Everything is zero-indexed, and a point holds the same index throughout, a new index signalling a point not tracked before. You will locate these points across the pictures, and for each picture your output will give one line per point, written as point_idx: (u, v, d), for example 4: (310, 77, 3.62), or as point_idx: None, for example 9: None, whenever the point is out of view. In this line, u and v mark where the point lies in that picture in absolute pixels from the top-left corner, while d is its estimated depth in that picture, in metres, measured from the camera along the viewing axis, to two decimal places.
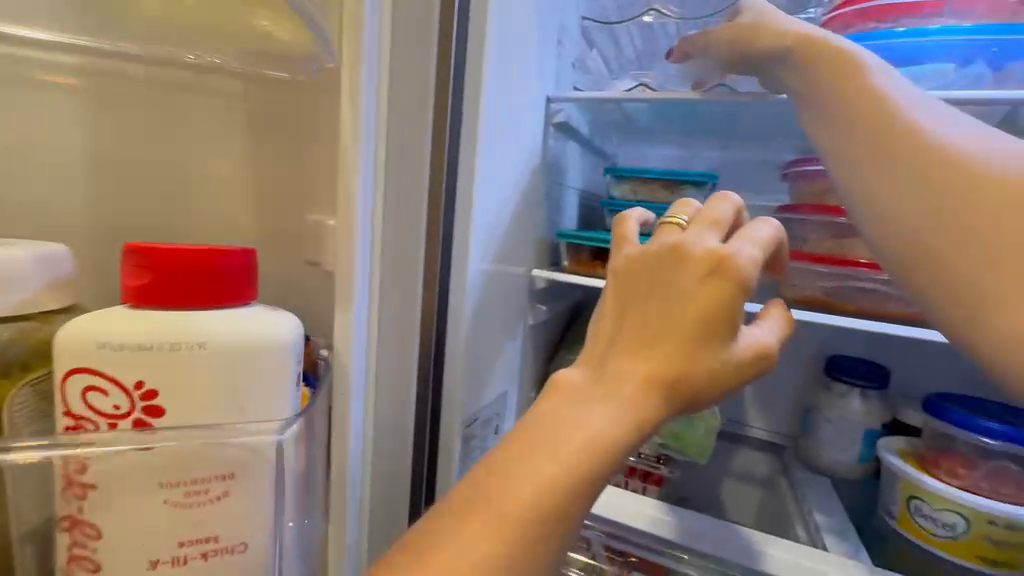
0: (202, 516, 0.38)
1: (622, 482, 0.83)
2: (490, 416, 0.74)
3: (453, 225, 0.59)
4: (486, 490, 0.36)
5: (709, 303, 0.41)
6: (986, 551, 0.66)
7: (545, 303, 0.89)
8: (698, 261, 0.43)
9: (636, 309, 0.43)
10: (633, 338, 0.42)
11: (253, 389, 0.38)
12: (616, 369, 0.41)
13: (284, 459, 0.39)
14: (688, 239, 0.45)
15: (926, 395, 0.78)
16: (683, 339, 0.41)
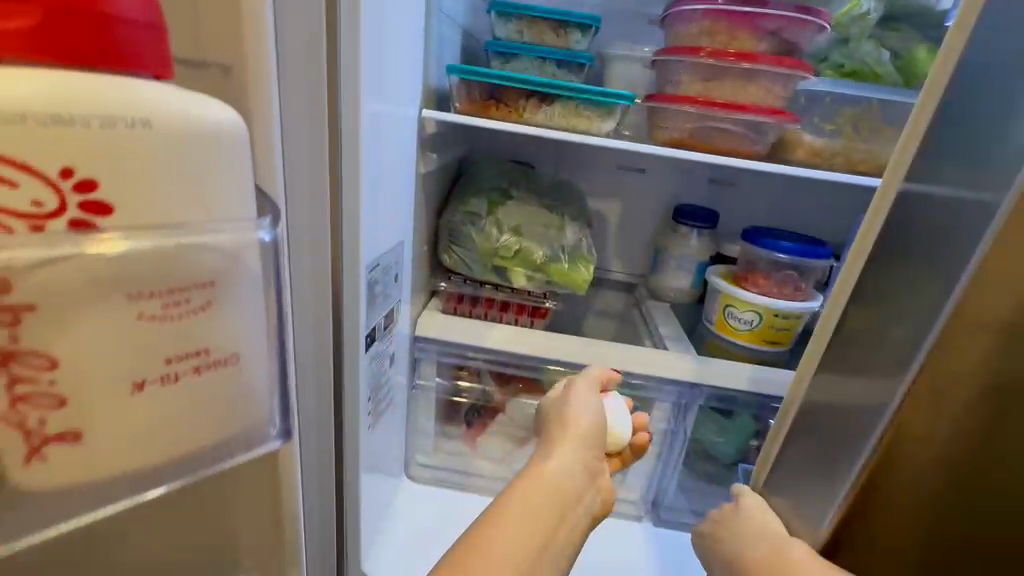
0: (187, 327, 0.26)
1: (513, 319, 0.94)
2: (393, 265, 0.73)
3: (340, 32, 0.49)
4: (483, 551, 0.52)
5: (563, 476, 0.62)
6: (768, 333, 0.98)
7: (435, 152, 0.84)
8: (567, 496, 0.61)
9: (557, 418, 0.69)
10: (555, 437, 0.66)
11: (221, 175, 0.26)
12: (519, 500, 0.58)
13: (274, 261, 0.29)
14: (563, 474, 0.62)
15: (746, 228, 1.03)
16: (581, 437, 0.66)
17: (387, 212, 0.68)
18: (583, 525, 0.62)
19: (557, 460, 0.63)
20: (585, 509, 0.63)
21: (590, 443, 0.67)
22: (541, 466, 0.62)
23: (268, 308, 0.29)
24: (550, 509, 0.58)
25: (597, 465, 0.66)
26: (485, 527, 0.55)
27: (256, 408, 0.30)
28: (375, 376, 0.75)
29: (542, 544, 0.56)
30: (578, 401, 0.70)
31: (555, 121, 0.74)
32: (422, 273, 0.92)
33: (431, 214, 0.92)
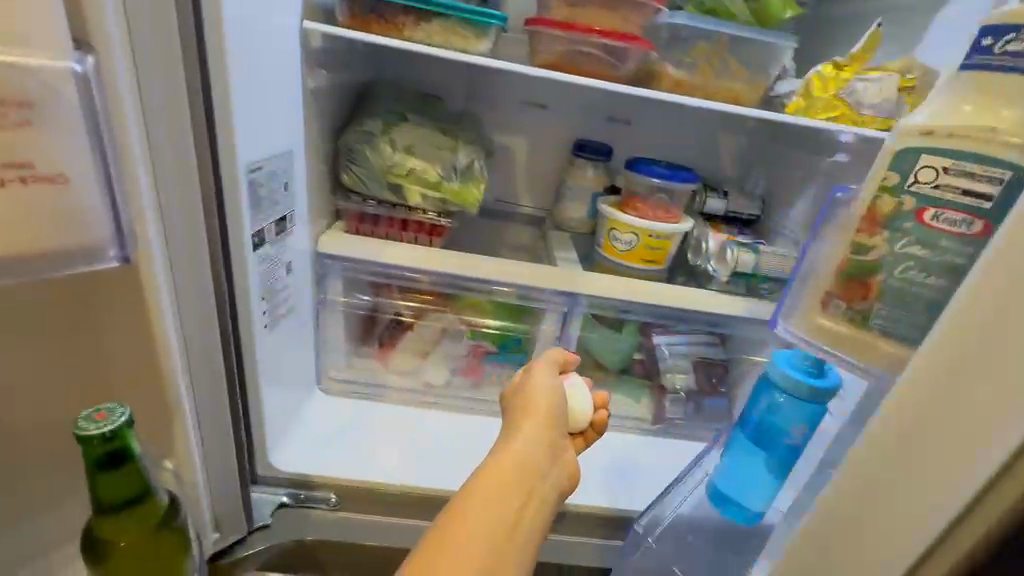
0: (7, 141, 0.35)
1: (412, 238, 1.01)
2: (280, 173, 0.77)
3: None
4: (455, 537, 0.54)
5: (529, 454, 0.65)
6: (645, 253, 1.11)
7: (325, 68, 0.87)
8: (534, 476, 0.63)
9: (520, 404, 0.72)
10: (519, 420, 0.69)
11: (25, 15, 0.33)
12: (485, 484, 0.60)
13: (89, 97, 0.36)
14: (529, 453, 0.65)
15: (631, 157, 1.14)
16: (545, 418, 0.70)
17: (270, 118, 0.72)
18: (551, 501, 0.65)
19: (522, 443, 0.66)
20: (551, 488, 0.65)
21: (552, 421, 0.70)
22: (509, 449, 0.65)
23: (94, 150, 0.38)
24: (516, 485, 0.61)
25: (558, 442, 0.69)
26: (454, 512, 0.57)
27: (89, 233, 0.39)
28: (269, 278, 0.79)
29: (513, 522, 0.58)
30: (542, 384, 0.74)
31: (435, 40, 0.78)
32: (321, 191, 0.96)
33: (329, 134, 0.95)
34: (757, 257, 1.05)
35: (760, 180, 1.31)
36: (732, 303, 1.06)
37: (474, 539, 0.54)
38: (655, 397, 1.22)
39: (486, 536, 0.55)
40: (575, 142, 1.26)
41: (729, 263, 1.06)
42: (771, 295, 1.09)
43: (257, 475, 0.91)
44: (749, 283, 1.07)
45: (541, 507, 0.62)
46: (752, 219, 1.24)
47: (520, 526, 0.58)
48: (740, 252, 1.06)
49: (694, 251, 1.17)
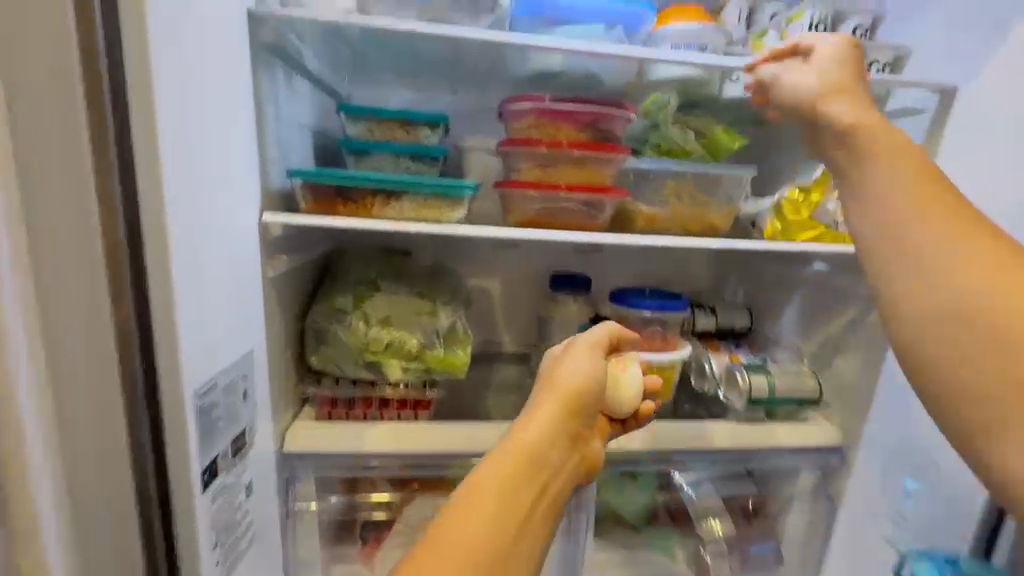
0: None
1: (394, 415, 0.88)
2: (237, 383, 0.66)
3: (132, 167, 0.47)
4: (445, 531, 0.45)
5: (548, 439, 0.58)
6: (648, 388, 1.03)
7: (287, 252, 0.80)
8: (548, 465, 0.56)
9: (546, 382, 0.66)
10: (543, 399, 0.63)
11: None
12: (492, 470, 0.53)
13: None
14: (543, 434, 0.58)
15: (615, 288, 1.11)
16: (572, 398, 0.63)
17: (224, 329, 0.62)
18: (563, 496, 0.57)
19: (541, 425, 0.60)
20: (565, 485, 0.58)
21: (580, 403, 0.64)
22: (524, 431, 0.58)
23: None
24: (530, 469, 0.55)
25: (580, 432, 0.63)
26: (455, 503, 0.48)
27: None
28: (224, 515, 0.64)
29: (526, 513, 0.50)
30: (579, 359, 0.69)
31: (405, 215, 0.74)
32: (286, 381, 0.84)
33: (293, 316, 0.86)
34: (770, 378, 0.98)
35: (740, 289, 1.30)
36: (755, 433, 0.97)
37: (484, 522, 0.47)
38: (692, 548, 1.06)
39: (493, 511, 0.48)
40: (552, 277, 1.23)
41: (743, 389, 0.97)
42: (793, 415, 1.01)
43: None
44: (767, 407, 0.99)
45: (554, 502, 0.55)
46: (745, 330, 1.20)
47: (532, 513, 0.51)
48: (752, 375, 0.98)
49: (697, 375, 1.09)
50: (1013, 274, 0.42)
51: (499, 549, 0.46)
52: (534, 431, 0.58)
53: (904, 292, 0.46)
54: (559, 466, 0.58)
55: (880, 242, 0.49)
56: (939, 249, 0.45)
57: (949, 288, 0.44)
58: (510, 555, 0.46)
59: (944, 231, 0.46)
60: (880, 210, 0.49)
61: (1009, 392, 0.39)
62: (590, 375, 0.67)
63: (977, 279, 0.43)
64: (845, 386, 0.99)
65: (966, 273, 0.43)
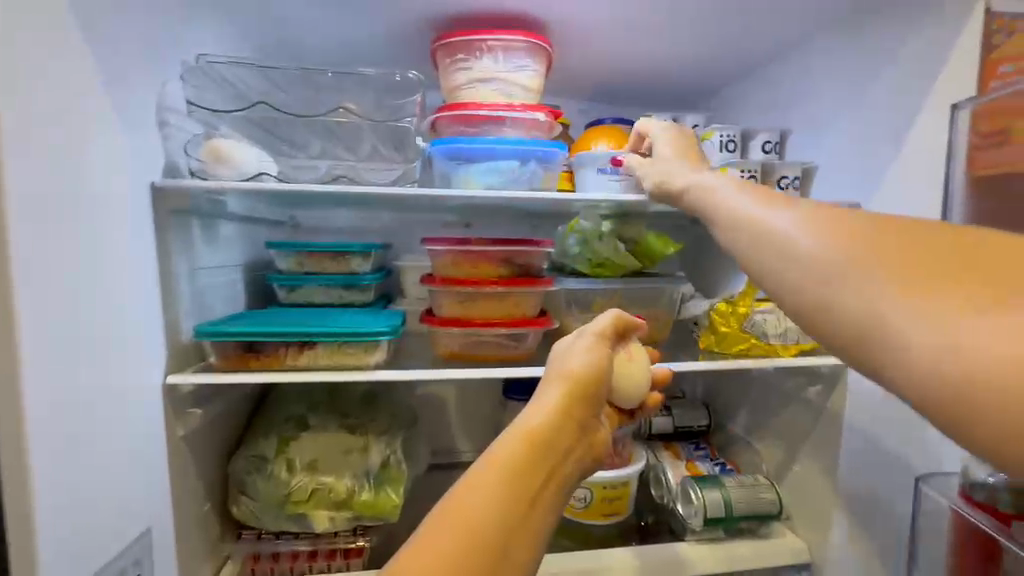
0: None
1: (322, 567, 0.81)
2: (128, 571, 0.60)
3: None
4: (429, 545, 0.35)
5: (558, 411, 0.48)
6: (603, 508, 0.98)
7: (202, 404, 0.77)
8: (556, 434, 0.46)
9: (553, 365, 0.55)
10: (550, 380, 0.52)
11: None
12: (493, 452, 0.42)
13: None
14: (560, 420, 0.47)
15: None
16: (588, 389, 0.52)
17: (112, 519, 0.58)
18: (573, 479, 0.47)
19: (554, 405, 0.49)
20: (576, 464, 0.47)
21: (594, 392, 0.53)
22: (535, 411, 0.47)
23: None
24: (542, 456, 0.43)
25: (594, 407, 0.52)
26: (445, 506, 0.38)
27: None
28: None
29: (528, 498, 0.40)
30: (595, 350, 0.57)
31: (320, 363, 0.73)
32: (201, 541, 0.78)
33: (215, 464, 0.82)
34: (725, 493, 0.93)
35: (697, 382, 1.28)
36: (715, 556, 0.90)
37: (488, 517, 0.37)
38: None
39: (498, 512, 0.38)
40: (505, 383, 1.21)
41: (697, 507, 0.92)
42: (756, 531, 0.95)
43: None
44: (726, 525, 0.92)
45: (563, 491, 0.44)
46: (704, 429, 1.17)
47: (538, 500, 0.41)
48: (705, 492, 0.93)
49: (657, 485, 1.06)
50: (936, 266, 0.35)
51: (491, 564, 0.36)
52: (542, 409, 0.48)
53: (802, 281, 0.41)
54: (572, 435, 0.47)
55: (793, 286, 0.42)
56: (841, 264, 0.38)
57: (860, 277, 0.37)
58: (510, 556, 0.37)
59: (834, 241, 0.40)
60: (791, 247, 0.42)
61: (1009, 376, 0.29)
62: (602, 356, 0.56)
63: (886, 275, 0.36)
64: (806, 497, 0.95)
65: (880, 274, 0.36)
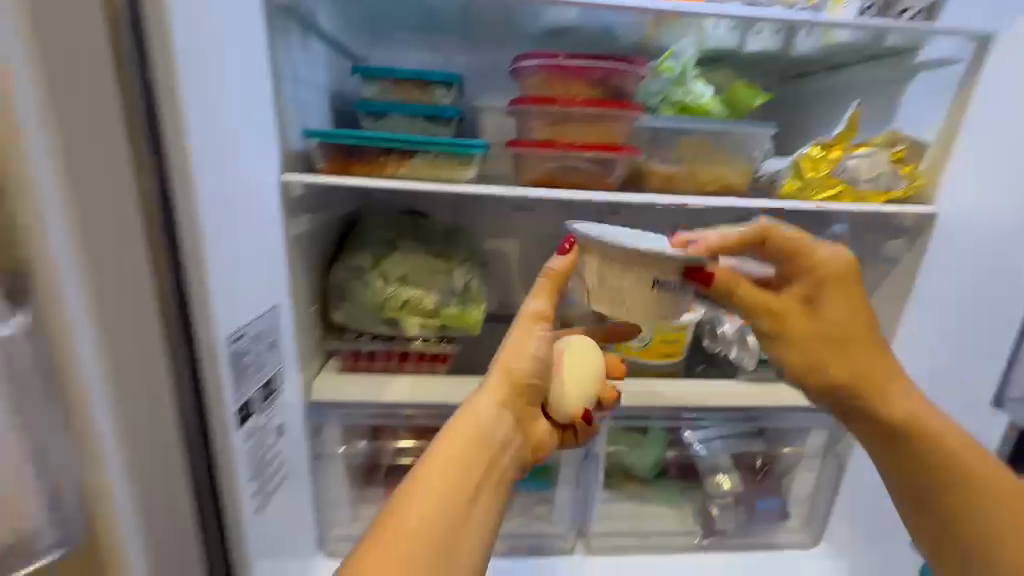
0: None
1: (411, 369, 0.94)
2: (265, 334, 0.71)
3: (162, 125, 0.50)
4: (387, 543, 0.48)
5: (489, 417, 0.58)
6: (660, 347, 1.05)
7: (308, 212, 0.83)
8: (488, 440, 0.56)
9: (494, 360, 0.63)
10: (487, 381, 0.61)
11: None
12: (430, 464, 0.53)
13: None
14: (492, 427, 0.57)
15: (629, 251, 1.12)
16: (515, 379, 0.61)
17: (250, 284, 0.66)
18: (509, 471, 0.58)
19: (485, 408, 0.58)
20: (511, 461, 0.59)
21: (523, 389, 0.62)
22: (475, 413, 0.57)
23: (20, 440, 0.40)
24: (474, 456, 0.55)
25: (523, 409, 0.63)
26: (387, 517, 0.50)
27: None
28: (258, 453, 0.70)
29: (466, 501, 0.52)
30: (526, 340, 0.62)
31: (419, 174, 0.77)
32: (311, 334, 0.89)
33: (317, 274, 0.91)
34: None
35: None
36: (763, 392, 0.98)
37: (429, 517, 0.50)
38: (700, 503, 1.09)
39: (439, 505, 0.50)
40: None
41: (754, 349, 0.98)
42: None
43: None
44: None
45: (500, 482, 0.56)
46: None
47: (476, 498, 0.53)
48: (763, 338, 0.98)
49: (710, 337, 1.09)
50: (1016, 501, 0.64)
51: (438, 556, 0.48)
52: (476, 420, 0.57)
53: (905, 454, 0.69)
54: (504, 449, 0.58)
55: (900, 480, 0.70)
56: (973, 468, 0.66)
57: (983, 504, 0.64)
58: (459, 549, 0.50)
59: (949, 459, 0.66)
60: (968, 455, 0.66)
61: None
62: (541, 330, 0.63)
63: (1003, 512, 0.64)
64: None
65: (996, 509, 0.64)
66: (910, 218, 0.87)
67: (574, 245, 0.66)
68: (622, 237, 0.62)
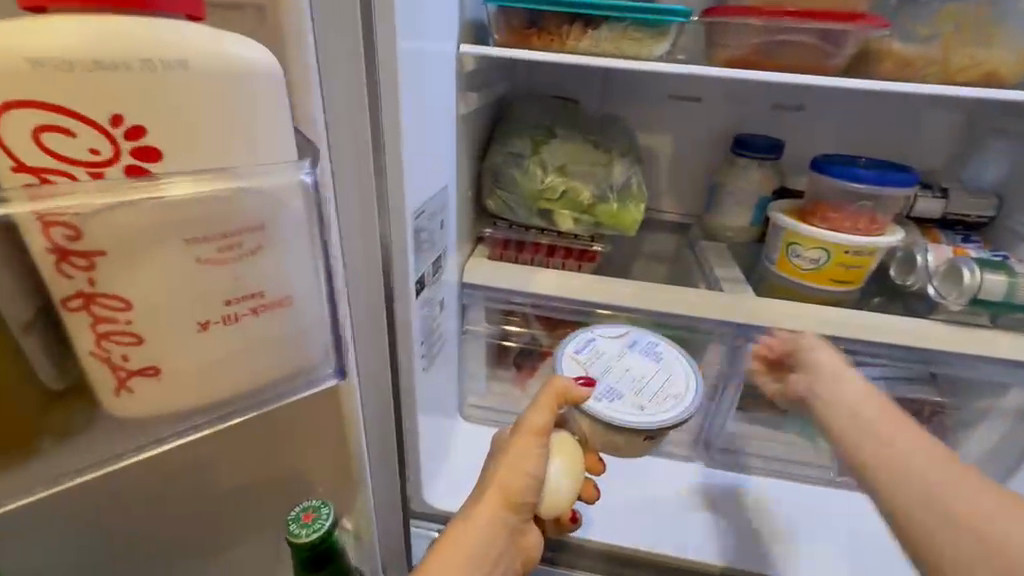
0: (239, 273, 0.40)
1: (558, 264, 0.94)
2: (438, 213, 0.73)
3: None
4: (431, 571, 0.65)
5: (488, 529, 0.69)
6: (835, 273, 0.93)
7: (476, 91, 0.81)
8: (483, 551, 0.69)
9: (490, 474, 0.72)
10: (482, 496, 0.70)
11: (239, 122, 0.37)
12: (439, 551, 0.68)
13: (300, 205, 0.40)
14: (488, 540, 0.69)
15: (816, 155, 0.95)
16: (510, 499, 0.70)
17: (430, 160, 0.68)
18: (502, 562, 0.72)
19: (482, 522, 0.69)
20: (501, 562, 0.72)
21: (519, 503, 0.71)
22: (469, 521, 0.69)
23: (311, 254, 0.43)
24: (472, 555, 0.68)
25: (520, 515, 0.73)
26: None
27: (307, 351, 0.45)
28: (427, 322, 0.77)
29: None
30: (523, 462, 0.70)
31: (603, 48, 0.68)
32: (467, 218, 0.91)
33: (474, 158, 0.91)
34: (1011, 279, 0.80)
35: (990, 169, 1.03)
36: (966, 337, 0.83)
37: None
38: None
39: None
40: (739, 139, 1.09)
41: (966, 286, 0.82)
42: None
43: (410, 509, 0.91)
44: (995, 312, 0.82)
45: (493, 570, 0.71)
46: (979, 221, 0.98)
47: None
48: (985, 273, 0.81)
49: (900, 268, 0.95)
50: None
51: None
52: (476, 546, 0.68)
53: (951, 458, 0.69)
54: (495, 544, 0.70)
55: None
56: None
57: None
58: None
59: None
60: None
61: None
62: (534, 460, 0.71)
63: None
64: None
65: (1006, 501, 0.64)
66: None
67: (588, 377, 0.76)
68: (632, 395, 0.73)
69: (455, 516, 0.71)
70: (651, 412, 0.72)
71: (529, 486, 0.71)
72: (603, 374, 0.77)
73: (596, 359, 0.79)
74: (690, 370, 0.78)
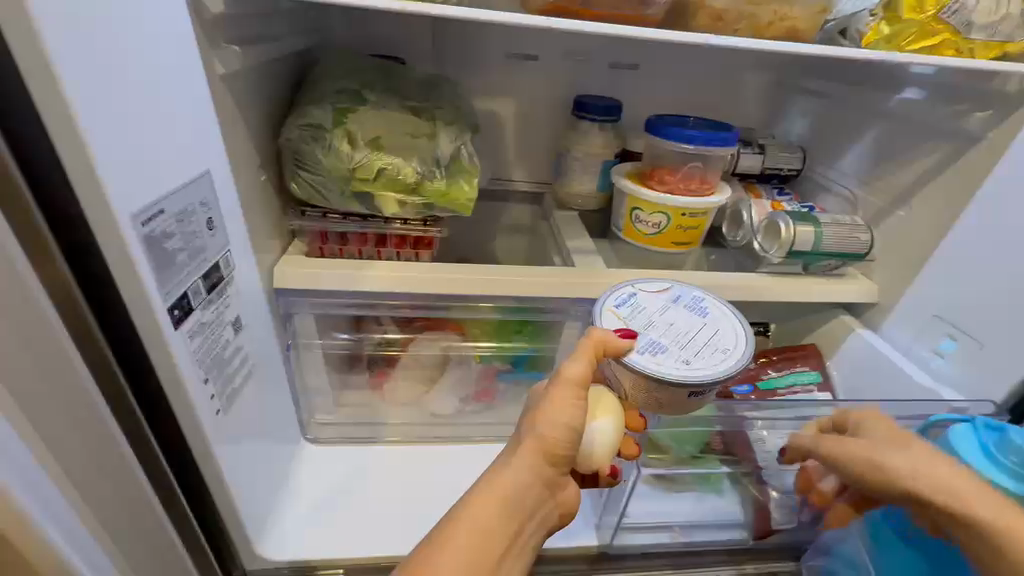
0: None
1: (393, 254, 0.80)
2: (197, 210, 0.55)
3: None
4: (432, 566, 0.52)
5: (522, 487, 0.59)
6: (676, 236, 0.93)
7: (238, 44, 0.62)
8: (516, 513, 0.59)
9: (528, 421, 0.63)
10: (520, 447, 0.61)
11: None
12: (466, 513, 0.57)
13: None
14: (525, 499, 0.60)
15: (650, 117, 0.93)
16: (549, 450, 0.61)
17: (161, 140, 0.49)
18: (532, 532, 0.61)
19: (519, 474, 0.59)
20: (537, 525, 0.62)
21: (559, 456, 0.62)
22: (501, 478, 0.59)
23: None
24: (506, 518, 0.58)
25: (557, 473, 0.63)
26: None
27: None
28: (211, 354, 0.59)
29: (495, 560, 0.56)
30: (561, 411, 0.62)
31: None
32: (265, 209, 0.73)
33: (263, 132, 0.72)
34: (818, 229, 0.86)
35: (797, 124, 1.11)
36: (786, 286, 0.88)
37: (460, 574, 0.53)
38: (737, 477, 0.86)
39: (471, 561, 0.54)
40: (578, 102, 1.04)
41: (785, 239, 0.86)
42: (831, 272, 0.91)
43: (242, 569, 0.75)
44: (807, 260, 0.88)
45: (522, 542, 0.60)
46: (792, 174, 1.06)
47: (507, 554, 0.58)
48: (798, 225, 0.86)
49: (732, 224, 0.99)
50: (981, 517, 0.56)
51: None
52: (512, 506, 0.58)
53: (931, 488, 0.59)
54: (531, 507, 0.60)
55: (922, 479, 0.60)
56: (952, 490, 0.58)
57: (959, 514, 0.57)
58: None
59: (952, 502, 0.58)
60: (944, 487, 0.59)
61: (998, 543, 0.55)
62: (576, 405, 0.62)
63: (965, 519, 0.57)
64: (903, 242, 0.87)
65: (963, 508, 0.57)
66: (1017, 81, 0.70)
67: (629, 332, 0.69)
68: (675, 349, 0.69)
69: (488, 469, 0.61)
70: (698, 365, 0.68)
71: (575, 437, 0.63)
72: (643, 327, 0.72)
73: (637, 312, 0.74)
74: (737, 324, 0.73)
